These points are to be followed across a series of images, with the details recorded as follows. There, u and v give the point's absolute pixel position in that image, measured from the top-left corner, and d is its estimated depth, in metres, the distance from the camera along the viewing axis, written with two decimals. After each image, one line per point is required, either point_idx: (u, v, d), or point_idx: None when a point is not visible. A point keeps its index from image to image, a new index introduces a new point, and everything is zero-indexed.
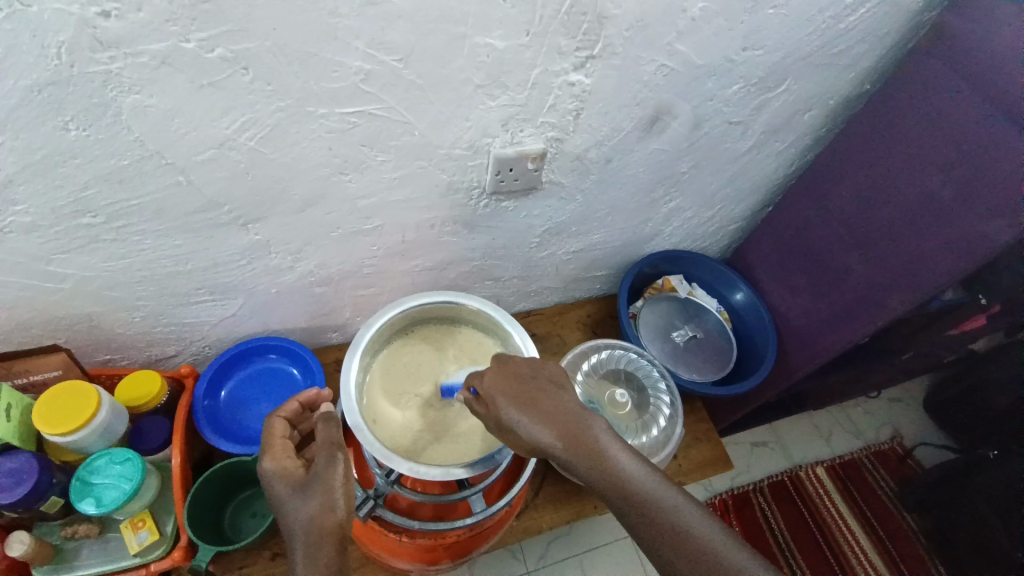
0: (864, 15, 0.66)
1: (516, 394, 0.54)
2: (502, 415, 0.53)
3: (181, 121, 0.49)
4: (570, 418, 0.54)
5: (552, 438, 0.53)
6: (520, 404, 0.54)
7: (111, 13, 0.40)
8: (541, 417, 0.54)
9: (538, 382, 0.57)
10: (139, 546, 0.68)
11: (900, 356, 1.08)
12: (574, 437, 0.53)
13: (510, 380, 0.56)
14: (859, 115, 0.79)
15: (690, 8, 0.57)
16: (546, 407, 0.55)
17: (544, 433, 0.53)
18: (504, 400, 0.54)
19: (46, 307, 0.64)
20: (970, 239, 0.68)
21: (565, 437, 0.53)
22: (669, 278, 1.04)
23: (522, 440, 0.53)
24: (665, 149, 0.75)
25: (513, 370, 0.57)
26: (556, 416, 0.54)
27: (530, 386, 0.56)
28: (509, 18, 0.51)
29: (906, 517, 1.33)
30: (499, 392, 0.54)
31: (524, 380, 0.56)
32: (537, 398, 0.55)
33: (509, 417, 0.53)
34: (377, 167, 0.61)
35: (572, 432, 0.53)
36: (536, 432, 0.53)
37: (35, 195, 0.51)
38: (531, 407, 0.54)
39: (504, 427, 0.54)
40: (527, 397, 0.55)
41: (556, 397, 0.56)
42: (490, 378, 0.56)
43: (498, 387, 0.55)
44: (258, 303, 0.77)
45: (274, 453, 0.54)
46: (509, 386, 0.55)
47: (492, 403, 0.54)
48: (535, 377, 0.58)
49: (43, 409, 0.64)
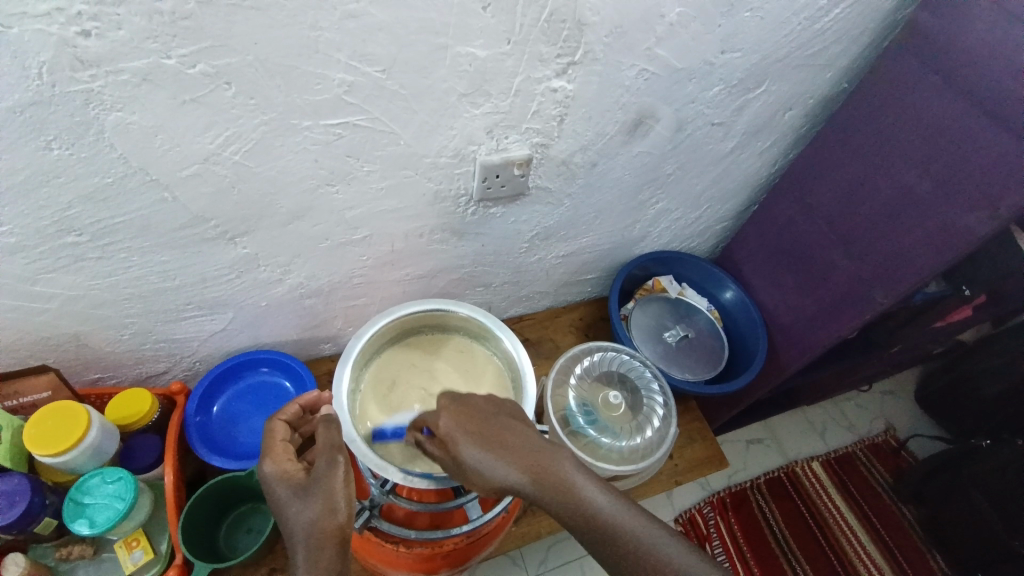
0: (838, 16, 0.68)
1: (476, 433, 0.53)
2: (463, 457, 0.52)
3: (164, 137, 0.49)
4: (537, 452, 0.52)
5: (517, 477, 0.51)
6: (481, 443, 0.52)
7: (92, 32, 0.40)
8: (505, 455, 0.52)
9: (500, 418, 0.55)
10: (133, 565, 0.67)
11: (889, 350, 1.09)
12: (541, 473, 0.51)
13: (469, 419, 0.54)
14: (838, 112, 0.80)
15: (667, 13, 0.58)
16: (512, 444, 0.53)
17: (509, 470, 0.51)
18: (461, 441, 0.53)
19: (32, 327, 0.63)
20: (948, 233, 0.69)
21: (532, 474, 0.51)
22: (659, 279, 1.05)
23: (481, 480, 0.52)
24: (650, 151, 0.76)
25: (472, 408, 0.56)
26: (518, 451, 0.52)
27: (491, 423, 0.54)
28: (489, 28, 0.51)
29: (903, 509, 1.34)
30: (457, 432, 0.53)
31: (483, 418, 0.55)
32: (497, 434, 0.53)
33: (469, 458, 0.52)
34: (364, 178, 0.61)
35: (539, 468, 0.51)
36: (496, 471, 0.51)
37: (18, 216, 0.51)
38: (493, 447, 0.52)
39: (461, 467, 0.53)
40: (488, 435, 0.53)
41: (522, 433, 0.54)
42: (447, 418, 0.55)
43: (456, 427, 0.54)
44: (248, 318, 0.77)
45: (275, 457, 0.54)
46: (468, 425, 0.54)
47: (451, 444, 0.53)
48: (496, 413, 0.56)
49: (33, 432, 0.64)
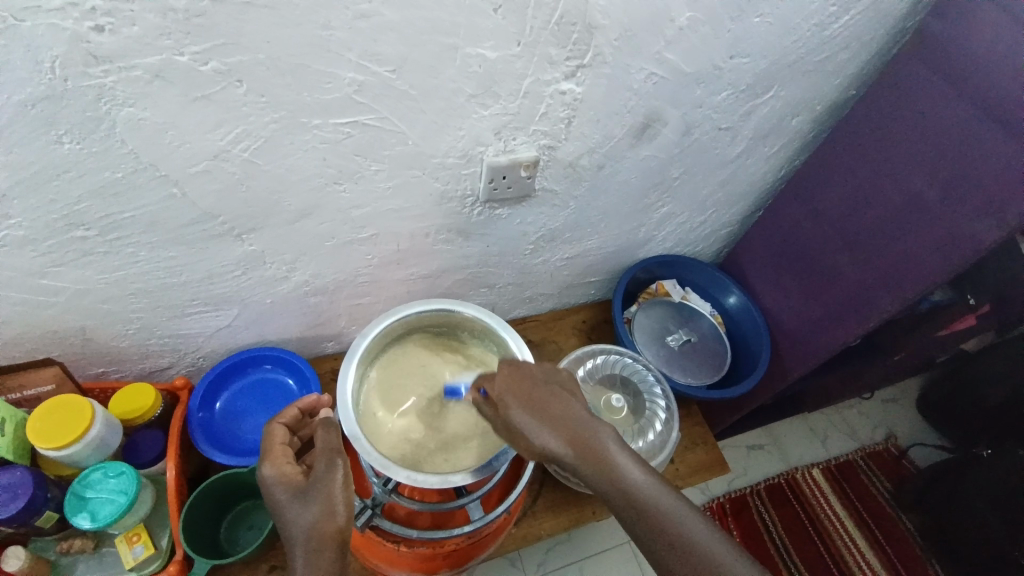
0: (847, 23, 0.68)
1: (526, 397, 0.55)
2: (511, 418, 0.54)
3: (174, 134, 0.49)
4: (579, 424, 0.54)
5: (558, 442, 0.52)
6: (529, 406, 0.54)
7: (106, 27, 0.40)
8: (548, 421, 0.53)
9: (550, 387, 0.56)
10: (133, 561, 0.67)
11: (892, 357, 1.09)
12: (581, 443, 0.52)
13: (521, 384, 0.56)
14: (846, 118, 0.80)
15: (677, 18, 0.58)
16: (557, 412, 0.54)
17: (551, 436, 0.52)
18: (512, 402, 0.54)
19: (38, 320, 0.64)
20: (955, 239, 0.69)
21: (573, 443, 0.52)
22: (663, 282, 1.05)
23: (525, 442, 0.53)
24: (656, 155, 0.76)
25: (525, 373, 0.57)
26: (561, 421, 0.53)
27: (541, 390, 0.56)
28: (499, 29, 0.51)
29: (903, 517, 1.33)
30: (508, 394, 0.55)
31: (535, 383, 0.57)
32: (543, 402, 0.55)
33: (516, 419, 0.54)
34: (371, 177, 0.61)
35: (579, 438, 0.53)
36: (539, 435, 0.53)
37: (28, 209, 0.51)
38: (539, 411, 0.54)
39: (509, 427, 0.54)
40: (536, 400, 0.55)
41: (568, 404, 0.55)
42: (501, 380, 0.57)
43: (507, 389, 0.56)
44: (253, 315, 0.77)
45: (274, 459, 0.54)
46: (519, 388, 0.55)
47: (500, 405, 0.55)
48: (546, 381, 0.57)
49: (37, 425, 0.64)
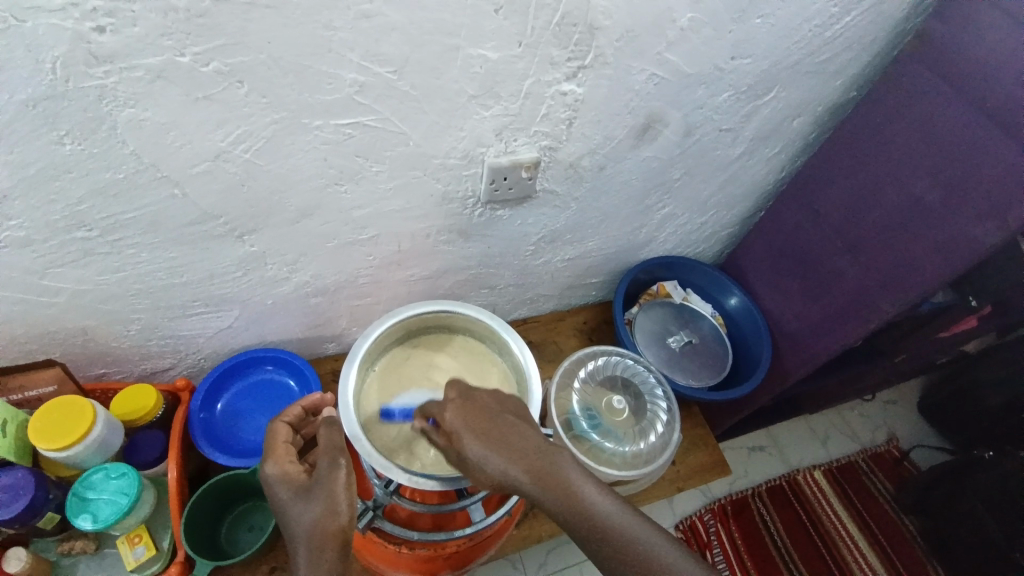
0: (849, 24, 0.68)
1: (482, 429, 0.52)
2: (467, 452, 0.51)
3: (176, 134, 0.49)
4: (539, 453, 0.52)
5: (520, 473, 0.51)
6: (486, 439, 0.51)
7: (107, 27, 0.40)
8: (508, 452, 0.51)
9: (506, 415, 0.54)
10: (135, 562, 0.67)
11: (893, 359, 1.08)
12: (542, 473, 0.51)
13: (476, 413, 0.53)
14: (847, 119, 0.80)
15: (679, 19, 0.58)
16: (515, 442, 0.52)
17: (512, 467, 0.51)
18: (468, 435, 0.51)
19: (40, 321, 0.64)
20: (956, 242, 0.69)
21: (534, 472, 0.51)
22: (664, 284, 1.05)
23: (483, 475, 0.51)
24: (657, 156, 0.76)
25: (478, 402, 0.54)
26: (520, 450, 0.52)
27: (497, 418, 0.53)
28: (501, 30, 0.51)
29: (903, 519, 1.33)
30: (462, 426, 0.52)
31: (489, 411, 0.54)
32: (501, 431, 0.52)
33: (473, 453, 0.51)
34: (372, 177, 0.61)
35: (540, 468, 0.51)
36: (498, 467, 0.51)
37: (29, 209, 0.51)
38: (496, 443, 0.51)
39: (464, 461, 0.51)
40: (493, 430, 0.52)
41: (527, 431, 0.53)
42: (453, 410, 0.53)
43: (460, 421, 0.52)
44: (254, 315, 0.77)
45: (277, 458, 0.54)
46: (474, 419, 0.52)
47: (455, 438, 0.51)
48: (501, 408, 0.55)
49: (39, 426, 0.64)
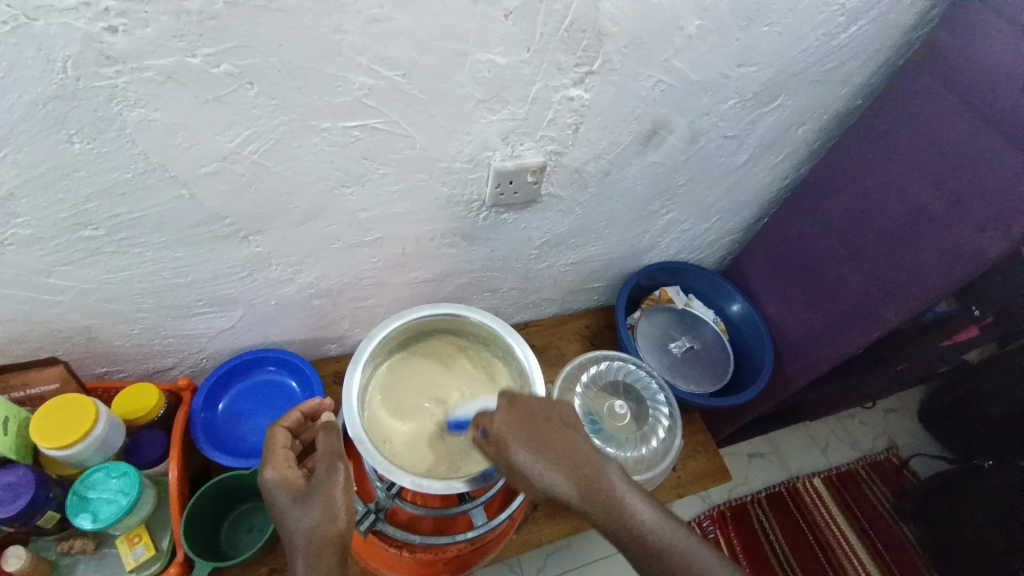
0: (855, 33, 0.68)
1: (529, 437, 0.53)
2: (515, 460, 0.52)
3: (184, 135, 0.49)
4: (585, 461, 0.52)
5: (565, 483, 0.51)
6: (534, 448, 0.52)
7: (118, 28, 0.40)
8: (556, 461, 0.52)
9: (554, 422, 0.55)
10: (135, 562, 0.67)
11: (894, 367, 1.08)
12: (588, 482, 0.51)
13: (524, 422, 0.54)
14: (852, 128, 0.80)
15: (686, 26, 0.58)
16: (562, 450, 0.53)
17: (558, 476, 0.51)
18: (516, 443, 0.52)
19: (44, 319, 0.64)
20: (961, 251, 0.69)
21: (580, 483, 0.51)
22: (666, 289, 1.05)
23: (530, 484, 0.52)
24: (662, 162, 0.76)
25: (525, 408, 0.56)
26: (569, 460, 0.52)
27: (545, 428, 0.54)
28: (510, 36, 0.52)
29: (904, 528, 1.33)
30: (511, 434, 0.53)
31: (537, 418, 0.55)
32: (549, 441, 0.53)
33: (519, 460, 0.52)
34: (378, 180, 0.61)
35: (589, 480, 0.51)
36: (546, 477, 0.51)
37: (36, 208, 0.51)
38: (542, 450, 0.52)
39: (513, 470, 0.52)
40: (541, 440, 0.53)
41: (575, 440, 0.54)
42: (501, 418, 0.55)
43: (508, 428, 0.54)
44: (257, 316, 0.77)
45: (276, 463, 0.54)
46: (520, 426, 0.54)
47: (501, 445, 0.53)
48: (550, 416, 0.56)
49: (41, 424, 0.64)
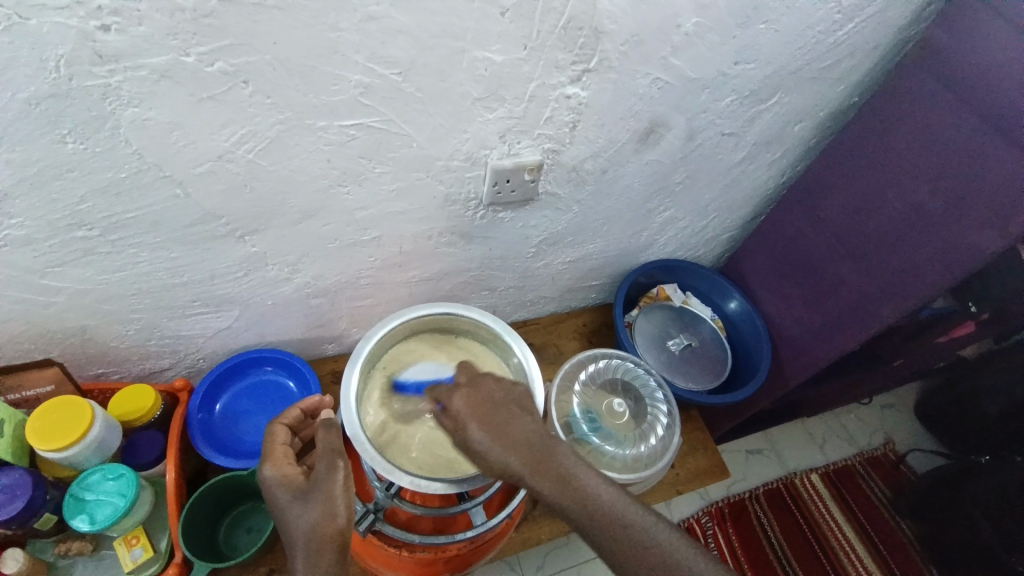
0: (852, 30, 0.68)
1: (483, 415, 0.53)
2: (468, 437, 0.52)
3: (180, 133, 0.49)
4: (539, 444, 0.53)
5: (518, 463, 0.52)
6: (487, 427, 0.52)
7: (112, 27, 0.40)
8: (507, 441, 0.52)
9: (513, 406, 0.55)
10: (133, 563, 0.67)
11: (891, 364, 1.09)
12: (541, 462, 0.52)
13: (480, 400, 0.54)
14: (850, 125, 0.80)
15: (684, 24, 0.58)
16: (516, 430, 0.53)
17: (510, 457, 0.52)
18: (470, 421, 0.53)
19: (39, 320, 0.63)
20: (956, 250, 0.69)
21: (533, 463, 0.52)
22: (664, 287, 1.05)
23: (483, 461, 0.52)
24: (660, 160, 0.76)
25: (486, 390, 0.55)
26: (521, 439, 0.52)
27: (501, 407, 0.54)
28: (507, 33, 0.51)
29: (901, 523, 1.34)
30: (466, 411, 0.53)
31: (495, 400, 0.55)
32: (503, 420, 0.53)
33: (475, 441, 0.52)
34: (376, 179, 0.61)
35: (539, 459, 0.52)
36: (497, 455, 0.52)
37: (30, 208, 0.50)
38: (497, 432, 0.52)
39: (466, 446, 0.53)
40: (495, 419, 0.53)
41: (530, 421, 0.54)
42: (461, 397, 0.54)
43: (466, 407, 0.54)
44: (254, 316, 0.77)
45: (275, 460, 0.54)
46: (476, 405, 0.54)
47: (458, 423, 0.53)
48: (508, 396, 0.56)
49: (37, 425, 0.63)
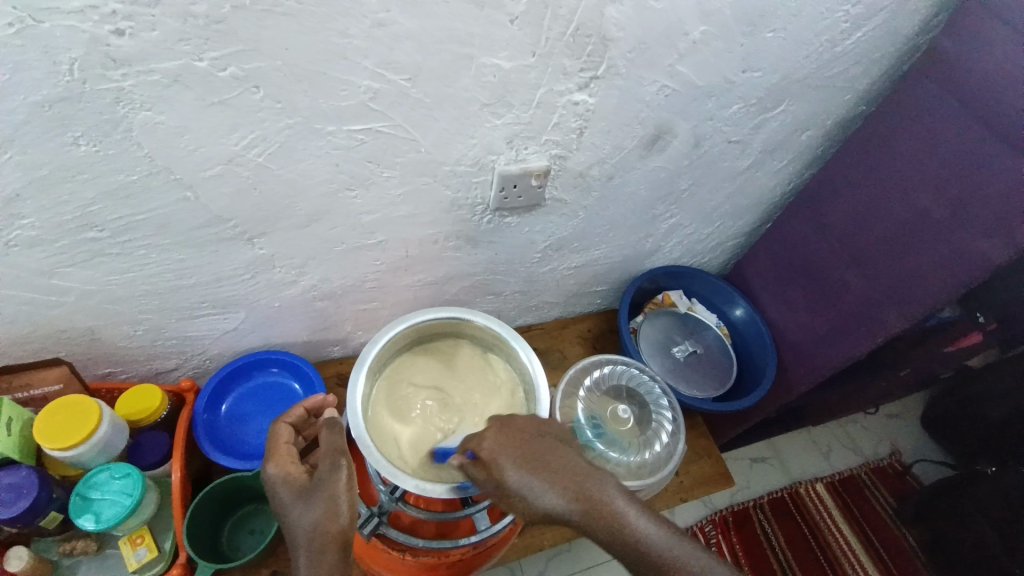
0: (859, 39, 0.68)
1: (519, 456, 0.52)
2: (508, 483, 0.51)
3: (190, 137, 0.49)
4: (581, 476, 0.52)
5: (561, 502, 0.51)
6: (525, 468, 0.52)
7: (125, 31, 0.40)
8: (548, 480, 0.51)
9: (545, 441, 0.55)
10: (137, 563, 0.67)
11: (897, 373, 1.08)
12: (585, 495, 0.51)
13: (512, 442, 0.54)
14: (856, 133, 0.80)
15: (690, 31, 0.58)
16: (554, 467, 0.52)
17: (555, 493, 0.51)
18: (507, 465, 0.52)
19: (47, 320, 0.64)
20: (962, 257, 0.69)
21: (576, 500, 0.51)
22: (669, 293, 1.05)
23: (526, 506, 0.51)
24: (666, 166, 0.76)
25: (514, 428, 0.55)
26: (561, 476, 0.52)
27: (534, 445, 0.54)
28: (515, 40, 0.52)
29: (905, 532, 1.33)
30: (501, 456, 0.52)
31: (526, 437, 0.55)
32: (540, 459, 0.53)
33: (515, 482, 0.51)
34: (382, 183, 0.61)
35: (582, 496, 0.51)
36: (541, 497, 0.51)
37: (41, 210, 0.51)
38: (536, 471, 0.52)
39: (505, 491, 0.52)
40: (532, 459, 0.53)
41: (566, 455, 0.54)
42: (491, 438, 0.54)
43: (498, 449, 0.53)
44: (260, 318, 0.77)
45: (278, 458, 0.54)
46: (510, 447, 0.53)
47: (495, 469, 0.52)
48: (538, 434, 0.56)
49: (44, 425, 0.64)
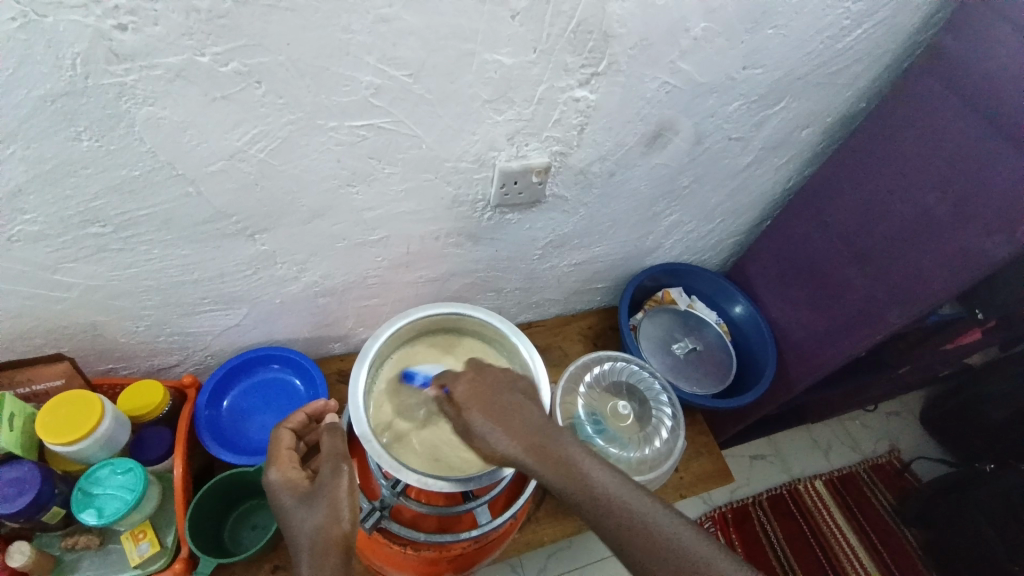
0: (861, 35, 0.68)
1: (485, 403, 0.55)
2: (469, 423, 0.54)
3: (193, 132, 0.49)
4: (539, 429, 0.54)
5: (516, 447, 0.53)
6: (487, 413, 0.55)
7: (128, 26, 0.41)
8: (508, 426, 0.54)
9: (514, 395, 0.57)
10: (139, 557, 0.68)
11: (897, 370, 1.08)
12: (541, 444, 0.53)
13: (481, 389, 0.57)
14: (858, 130, 0.80)
15: (692, 28, 0.58)
16: (515, 416, 0.55)
17: (510, 442, 0.53)
18: (472, 408, 0.55)
19: (51, 316, 0.64)
20: (965, 254, 0.69)
21: (532, 447, 0.53)
22: (669, 290, 1.06)
23: (484, 448, 0.54)
24: (667, 163, 0.76)
25: (488, 379, 0.58)
26: (519, 425, 0.54)
27: (501, 396, 0.56)
28: (517, 36, 0.52)
29: (905, 531, 1.33)
30: (468, 399, 0.56)
31: (497, 388, 0.57)
32: (503, 406, 0.55)
33: (475, 425, 0.54)
34: (384, 179, 0.62)
35: (538, 444, 0.53)
36: (497, 440, 0.53)
37: (45, 205, 0.51)
38: (499, 417, 0.55)
39: (469, 433, 0.55)
40: (496, 406, 0.55)
41: (530, 409, 0.56)
42: (463, 385, 0.57)
43: (468, 392, 0.57)
44: (262, 314, 0.77)
45: (280, 464, 0.55)
46: (477, 392, 0.56)
47: (461, 411, 0.55)
48: (510, 387, 0.58)
49: (47, 420, 0.64)
